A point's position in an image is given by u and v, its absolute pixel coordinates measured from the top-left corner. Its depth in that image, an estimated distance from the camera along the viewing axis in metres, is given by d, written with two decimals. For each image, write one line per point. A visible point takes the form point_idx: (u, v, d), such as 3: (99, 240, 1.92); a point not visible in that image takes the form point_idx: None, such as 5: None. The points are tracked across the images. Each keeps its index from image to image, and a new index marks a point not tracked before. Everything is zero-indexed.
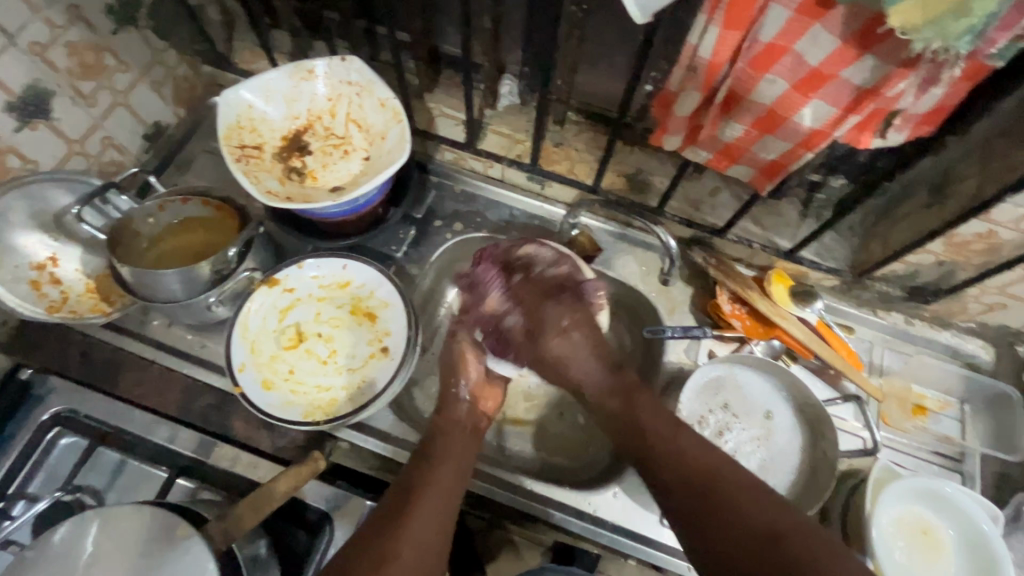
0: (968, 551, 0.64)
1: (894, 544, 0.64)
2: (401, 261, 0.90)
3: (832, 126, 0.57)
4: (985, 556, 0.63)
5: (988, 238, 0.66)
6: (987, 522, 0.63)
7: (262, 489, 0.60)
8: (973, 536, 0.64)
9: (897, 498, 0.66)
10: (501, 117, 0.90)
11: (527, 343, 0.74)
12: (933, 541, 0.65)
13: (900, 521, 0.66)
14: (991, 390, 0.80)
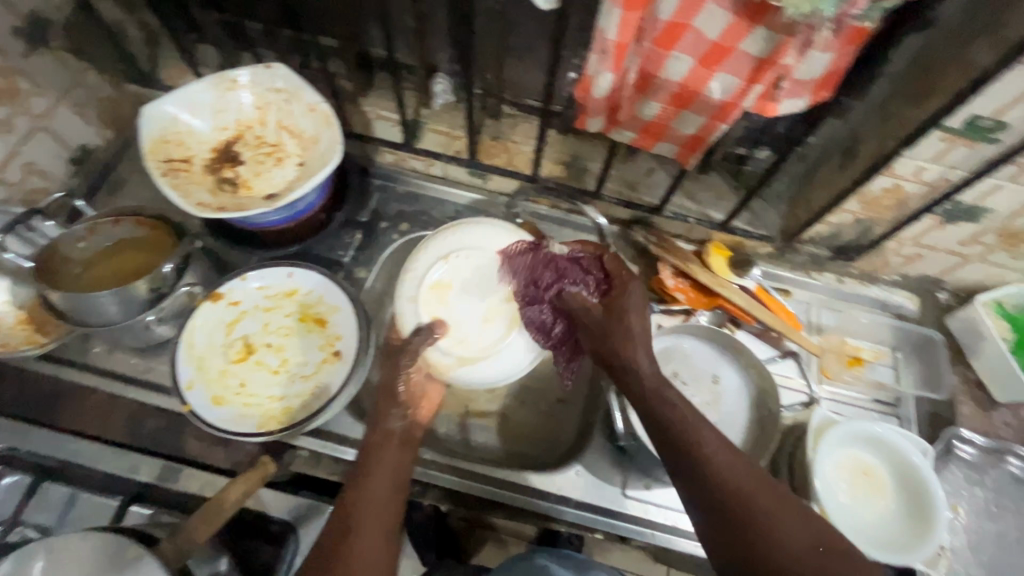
0: (905, 485, 0.68)
1: (838, 489, 0.68)
2: (350, 265, 0.90)
3: (740, 96, 0.60)
4: (919, 486, 0.67)
5: (895, 192, 0.71)
6: (917, 455, 0.68)
7: (213, 498, 0.60)
8: (907, 469, 0.69)
9: (836, 443, 0.70)
10: (437, 115, 0.92)
11: (599, 316, 0.68)
12: (874, 481, 0.69)
13: (842, 465, 0.70)
14: (918, 336, 0.85)
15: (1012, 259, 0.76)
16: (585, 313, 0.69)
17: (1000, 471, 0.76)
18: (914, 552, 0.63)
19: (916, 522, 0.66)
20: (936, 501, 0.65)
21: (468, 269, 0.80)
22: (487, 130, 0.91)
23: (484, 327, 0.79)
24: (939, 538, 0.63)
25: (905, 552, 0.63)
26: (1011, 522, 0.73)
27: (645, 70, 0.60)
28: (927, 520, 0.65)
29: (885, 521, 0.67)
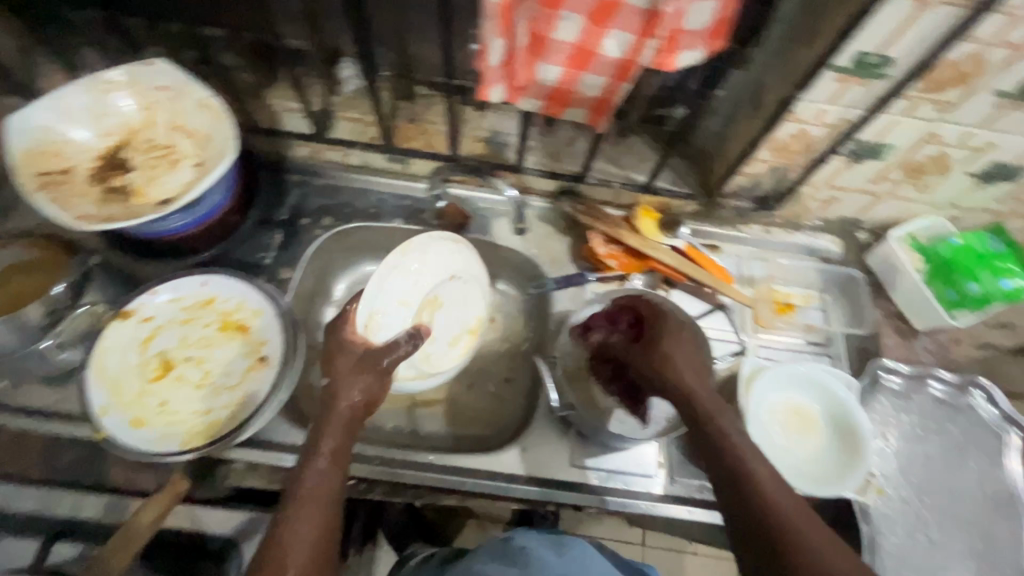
0: (835, 420, 0.71)
1: (772, 432, 0.70)
2: (272, 266, 0.86)
3: (635, 53, 0.60)
4: (847, 420, 0.70)
5: (803, 137, 0.72)
6: (842, 390, 0.71)
7: (123, 528, 0.61)
8: (835, 405, 0.71)
9: (767, 388, 0.72)
10: (348, 102, 0.88)
11: (641, 351, 0.65)
12: (806, 420, 0.71)
13: (775, 408, 0.71)
14: (841, 276, 0.89)
15: (918, 193, 0.79)
16: (637, 356, 0.66)
17: (924, 395, 0.80)
18: (844, 483, 0.65)
19: (845, 454, 0.68)
20: (862, 433, 0.68)
21: (460, 294, 0.86)
22: (402, 113, 0.88)
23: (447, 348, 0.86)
24: (867, 466, 0.66)
25: (837, 485, 0.66)
26: (936, 442, 0.77)
27: (536, 31, 0.58)
28: (855, 451, 0.68)
29: (818, 458, 0.69)
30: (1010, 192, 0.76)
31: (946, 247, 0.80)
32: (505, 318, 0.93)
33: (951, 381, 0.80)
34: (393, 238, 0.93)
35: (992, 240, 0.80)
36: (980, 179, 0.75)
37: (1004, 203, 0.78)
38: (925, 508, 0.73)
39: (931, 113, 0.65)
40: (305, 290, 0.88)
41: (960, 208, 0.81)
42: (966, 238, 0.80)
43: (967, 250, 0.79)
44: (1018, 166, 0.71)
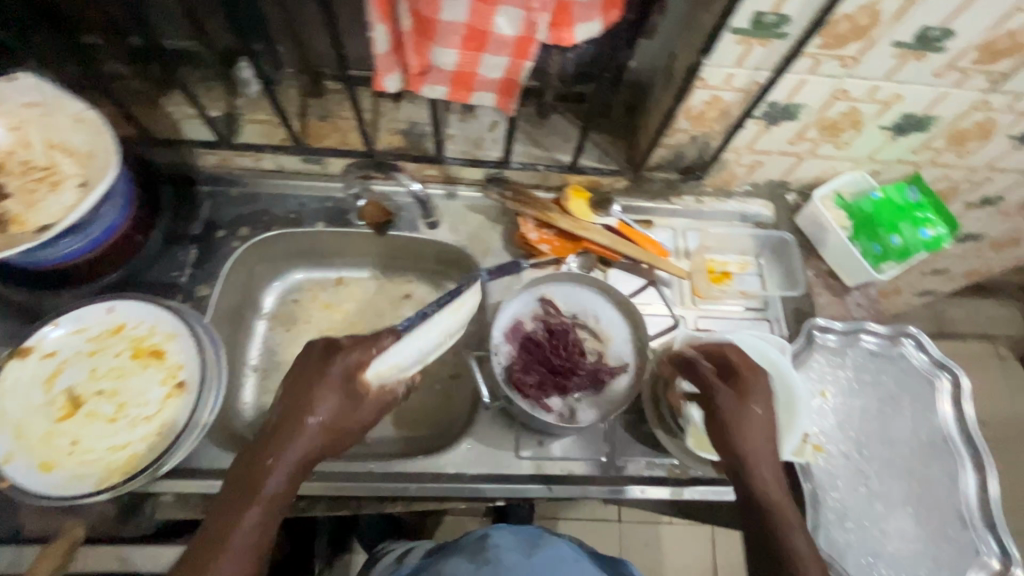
0: (770, 384, 0.71)
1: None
2: (188, 284, 0.80)
3: (531, 29, 0.57)
4: (781, 382, 0.70)
5: (717, 103, 0.71)
6: (775, 353, 0.71)
7: None
8: (770, 368, 0.71)
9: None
10: (255, 104, 0.84)
11: (732, 398, 0.62)
12: None
13: None
14: (774, 240, 0.90)
15: (837, 150, 0.80)
16: (712, 392, 0.62)
17: (858, 349, 0.81)
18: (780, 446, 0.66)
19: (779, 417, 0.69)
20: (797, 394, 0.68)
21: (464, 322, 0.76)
22: (313, 111, 0.84)
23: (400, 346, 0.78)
24: (801, 427, 0.66)
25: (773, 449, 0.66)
26: (872, 395, 0.78)
27: (421, 12, 0.55)
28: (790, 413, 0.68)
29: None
30: (922, 142, 0.77)
31: (868, 202, 0.81)
32: None
33: (883, 334, 0.81)
34: (319, 242, 0.89)
35: (910, 192, 0.81)
36: (892, 132, 0.75)
37: (918, 153, 0.80)
38: (864, 460, 0.75)
39: (836, 69, 0.65)
40: (228, 305, 0.83)
41: (878, 162, 0.82)
42: (887, 192, 0.81)
43: (888, 203, 0.80)
44: (925, 115, 0.72)
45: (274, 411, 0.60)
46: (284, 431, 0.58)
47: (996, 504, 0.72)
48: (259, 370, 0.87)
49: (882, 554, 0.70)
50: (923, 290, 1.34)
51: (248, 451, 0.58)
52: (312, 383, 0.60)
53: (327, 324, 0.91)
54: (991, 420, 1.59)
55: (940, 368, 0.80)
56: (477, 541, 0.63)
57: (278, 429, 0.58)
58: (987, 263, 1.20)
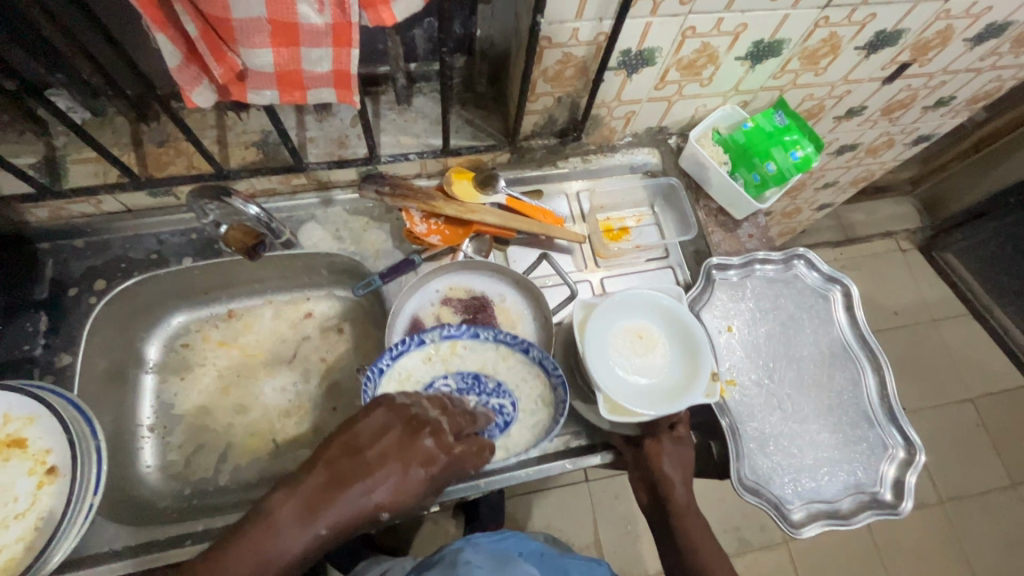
0: (673, 332, 0.72)
1: (615, 364, 0.69)
2: (45, 357, 0.73)
3: (343, 12, 0.51)
4: (683, 329, 0.71)
5: (570, 61, 0.69)
6: (670, 300, 0.72)
7: None
8: (672, 318, 0.72)
9: (603, 324, 0.70)
10: (77, 143, 0.74)
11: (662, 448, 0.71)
12: (647, 340, 0.71)
13: (616, 341, 0.71)
14: (662, 186, 0.90)
15: (702, 87, 0.79)
16: (655, 442, 0.71)
17: (755, 278, 0.83)
18: (695, 389, 0.66)
19: (687, 362, 0.69)
20: (698, 338, 0.69)
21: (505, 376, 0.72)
22: (149, 139, 0.76)
23: (428, 363, 0.71)
24: (709, 365, 0.67)
25: (689, 393, 0.66)
26: (774, 321, 0.81)
27: (210, 14, 0.48)
28: (696, 357, 0.69)
29: (668, 375, 0.69)
30: (780, 66, 0.78)
31: (741, 133, 0.82)
32: (352, 326, 0.88)
33: (777, 260, 0.83)
34: (194, 279, 0.82)
35: (777, 117, 0.83)
36: (749, 61, 0.75)
37: (779, 78, 0.81)
38: (776, 385, 0.77)
39: (676, 8, 0.63)
40: (99, 367, 0.76)
41: (745, 92, 0.83)
42: (755, 121, 0.82)
43: (758, 132, 0.81)
44: (775, 40, 0.72)
45: (345, 474, 0.54)
46: (349, 514, 0.53)
47: (895, 397, 0.77)
48: (157, 428, 0.80)
49: (805, 468, 0.73)
50: (820, 204, 1.41)
51: (293, 502, 0.52)
52: (404, 474, 0.56)
53: (224, 362, 0.85)
54: (905, 308, 1.71)
55: (831, 282, 0.83)
56: (446, 557, 0.55)
57: (346, 504, 0.53)
58: (870, 169, 1.26)
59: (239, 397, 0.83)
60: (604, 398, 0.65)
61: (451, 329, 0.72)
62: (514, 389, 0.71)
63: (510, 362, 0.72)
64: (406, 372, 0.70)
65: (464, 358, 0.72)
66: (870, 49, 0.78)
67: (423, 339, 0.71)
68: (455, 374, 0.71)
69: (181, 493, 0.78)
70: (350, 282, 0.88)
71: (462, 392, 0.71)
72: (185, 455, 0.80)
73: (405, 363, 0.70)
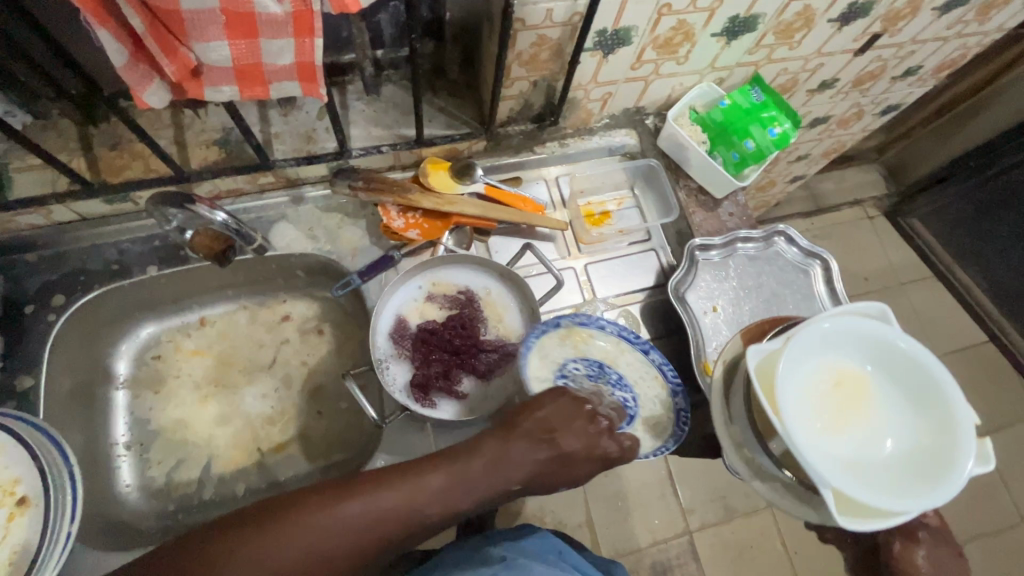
0: (887, 370, 0.52)
1: (828, 430, 0.49)
2: (4, 381, 0.68)
3: (304, 0, 0.48)
4: (905, 365, 0.51)
5: (545, 43, 0.67)
6: (881, 330, 0.52)
7: None
8: (887, 352, 0.52)
9: (794, 378, 0.50)
10: (20, 149, 0.69)
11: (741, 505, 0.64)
12: (855, 386, 0.51)
13: (818, 391, 0.51)
14: (642, 168, 0.89)
15: (679, 66, 0.78)
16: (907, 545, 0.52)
17: (737, 257, 0.83)
18: (958, 460, 0.46)
19: (922, 413, 0.50)
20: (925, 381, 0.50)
21: (624, 370, 0.71)
22: (99, 141, 0.71)
23: (557, 346, 0.71)
24: (965, 425, 0.48)
25: (951, 470, 0.46)
26: (757, 299, 0.82)
27: (156, 6, 0.44)
28: (932, 410, 0.50)
29: (899, 434, 0.50)
30: (755, 41, 0.77)
31: (718, 111, 0.82)
32: (332, 327, 0.85)
33: (759, 238, 0.84)
34: (160, 288, 0.78)
35: (754, 93, 0.82)
36: (725, 38, 0.74)
37: (755, 54, 0.80)
38: None
39: None
40: (64, 386, 0.72)
41: (721, 70, 0.82)
42: (732, 97, 0.82)
43: (735, 109, 0.81)
44: (750, 15, 0.71)
45: (541, 441, 0.56)
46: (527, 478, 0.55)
47: None
48: (133, 446, 0.77)
49: None
50: (793, 176, 1.42)
51: (490, 450, 0.55)
52: (586, 454, 0.57)
53: (200, 373, 0.81)
54: (874, 274, 1.75)
55: (810, 257, 0.84)
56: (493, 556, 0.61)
57: (529, 466, 0.55)
58: (841, 140, 1.28)
59: (219, 408, 0.80)
60: (830, 493, 0.45)
61: (580, 315, 0.72)
62: (634, 385, 0.71)
63: (630, 358, 0.72)
64: (544, 352, 0.70)
65: (591, 346, 0.72)
66: (843, 21, 0.77)
67: (557, 321, 0.71)
68: (584, 360, 0.71)
69: (165, 510, 0.75)
70: (329, 283, 0.85)
71: (592, 379, 0.69)
72: (166, 472, 0.77)
73: (540, 342, 0.70)
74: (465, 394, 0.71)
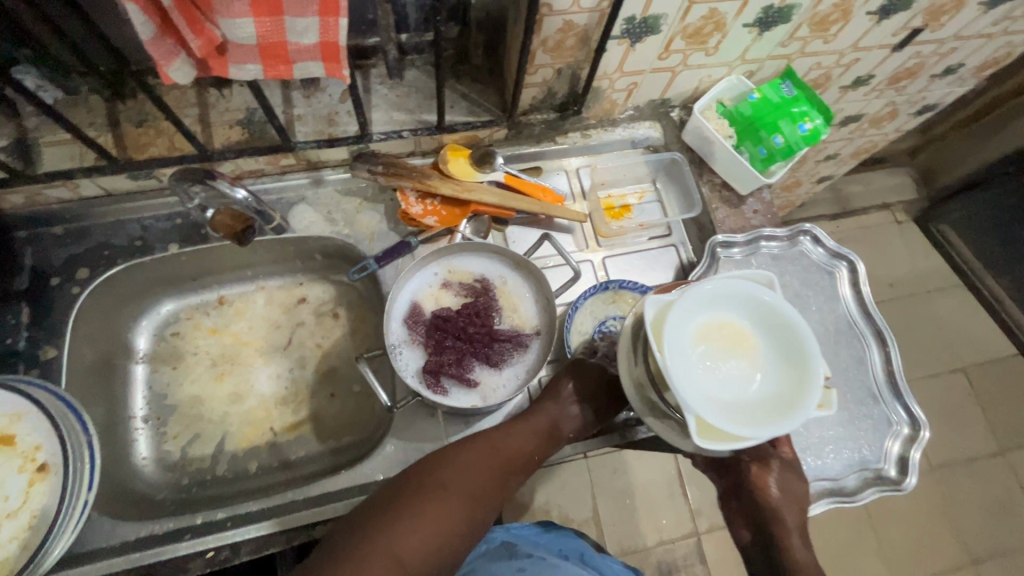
0: (767, 328, 0.54)
1: (705, 368, 0.52)
2: (29, 350, 0.70)
3: None
4: (783, 323, 0.54)
5: (571, 29, 0.65)
6: (760, 290, 0.55)
7: None
8: (766, 310, 0.54)
9: (686, 321, 0.53)
10: (49, 124, 0.70)
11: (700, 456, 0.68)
12: (735, 335, 0.54)
13: (701, 335, 0.53)
14: (665, 161, 0.88)
15: (707, 57, 0.76)
16: (762, 468, 0.63)
17: (760, 256, 0.81)
18: (807, 403, 0.50)
19: (791, 363, 0.52)
20: (796, 340, 0.53)
21: None
22: (126, 118, 0.71)
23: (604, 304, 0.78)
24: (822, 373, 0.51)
25: (801, 409, 0.50)
26: None
27: None
28: (801, 363, 0.52)
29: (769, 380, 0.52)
30: (789, 33, 0.74)
31: (747, 105, 0.79)
32: (347, 310, 0.86)
33: (783, 237, 0.82)
34: (180, 265, 0.79)
35: (784, 87, 0.80)
36: (757, 28, 0.72)
37: (788, 46, 0.77)
38: None
39: None
40: (86, 359, 0.73)
41: (751, 62, 0.79)
42: (762, 91, 0.79)
43: (765, 103, 0.78)
44: (785, 6, 0.69)
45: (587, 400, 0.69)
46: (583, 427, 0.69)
47: (900, 373, 0.76)
48: (151, 419, 0.78)
49: (809, 449, 0.73)
50: (820, 176, 1.38)
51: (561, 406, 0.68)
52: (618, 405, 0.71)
53: (217, 350, 0.83)
54: (899, 281, 1.70)
55: (836, 258, 0.82)
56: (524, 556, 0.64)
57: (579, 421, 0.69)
58: (873, 140, 1.24)
59: (235, 385, 0.81)
60: (694, 419, 0.49)
61: (628, 282, 0.78)
62: None
63: None
64: (590, 309, 0.78)
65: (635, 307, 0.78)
66: (882, 14, 0.74)
67: (607, 284, 0.77)
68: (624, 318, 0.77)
69: (179, 484, 0.76)
70: (346, 266, 0.85)
71: None
72: (182, 446, 0.78)
73: (585, 304, 0.77)
74: (477, 382, 0.70)
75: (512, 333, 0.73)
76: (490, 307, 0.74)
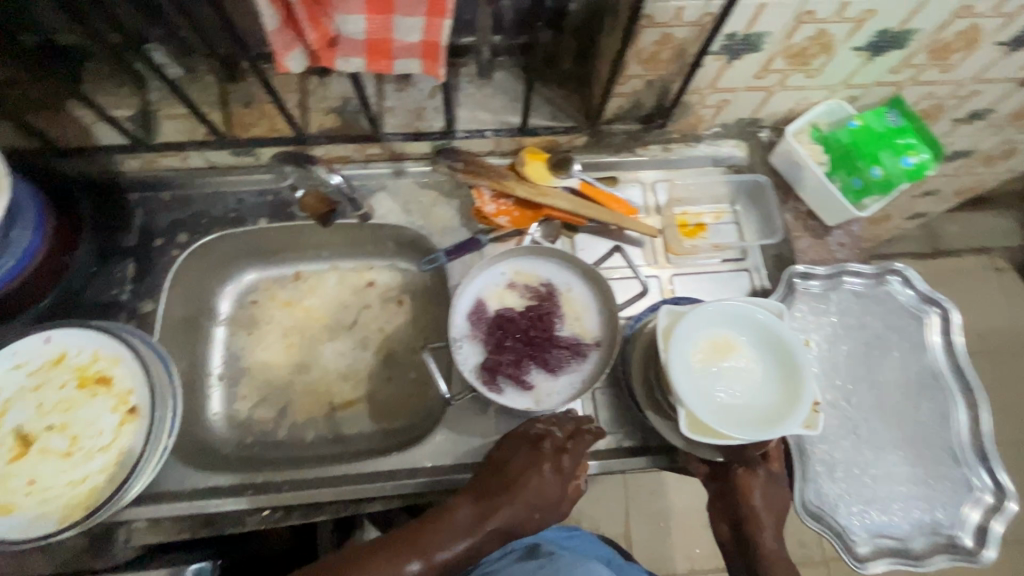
0: (768, 349, 0.62)
1: (702, 375, 0.60)
2: (131, 302, 0.77)
3: None
4: (783, 347, 0.61)
5: (669, 42, 0.64)
6: (766, 316, 0.62)
7: None
8: (769, 334, 0.62)
9: (693, 332, 0.61)
10: (169, 98, 0.76)
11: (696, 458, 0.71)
12: (736, 351, 0.61)
13: (704, 347, 0.61)
14: (748, 183, 0.84)
15: (809, 79, 0.72)
16: (748, 472, 0.66)
17: (841, 293, 0.77)
18: (793, 419, 0.57)
19: (786, 383, 0.59)
20: (793, 363, 0.60)
21: None
22: (235, 99, 0.77)
23: None
24: (812, 395, 0.58)
25: (785, 422, 0.57)
26: (857, 339, 0.75)
27: None
28: (794, 385, 0.59)
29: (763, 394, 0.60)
30: (903, 59, 0.70)
31: (846, 132, 0.75)
32: (411, 298, 0.88)
33: (869, 274, 0.77)
34: (266, 239, 0.85)
35: (890, 116, 0.75)
36: (868, 53, 0.68)
37: (899, 73, 0.72)
38: (851, 409, 0.73)
39: None
40: (176, 316, 0.80)
41: (856, 86, 0.75)
42: (865, 119, 0.75)
43: (866, 131, 0.74)
44: (904, 31, 0.64)
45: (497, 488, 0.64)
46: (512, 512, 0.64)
47: (989, 436, 0.70)
48: (224, 378, 0.84)
49: (874, 502, 0.69)
50: (914, 212, 1.29)
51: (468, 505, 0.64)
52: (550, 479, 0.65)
53: (289, 322, 0.87)
54: (990, 333, 1.56)
55: (928, 303, 0.76)
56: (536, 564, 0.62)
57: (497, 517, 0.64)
58: (981, 179, 1.14)
59: (301, 356, 0.86)
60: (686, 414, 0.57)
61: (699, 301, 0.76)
62: None
63: None
64: None
65: None
66: (1014, 45, 0.68)
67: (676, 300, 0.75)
68: None
69: (243, 441, 0.81)
70: (415, 256, 0.88)
71: None
72: (249, 407, 0.83)
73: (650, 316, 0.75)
74: (532, 385, 0.71)
75: (572, 341, 0.73)
76: (552, 313, 0.74)
